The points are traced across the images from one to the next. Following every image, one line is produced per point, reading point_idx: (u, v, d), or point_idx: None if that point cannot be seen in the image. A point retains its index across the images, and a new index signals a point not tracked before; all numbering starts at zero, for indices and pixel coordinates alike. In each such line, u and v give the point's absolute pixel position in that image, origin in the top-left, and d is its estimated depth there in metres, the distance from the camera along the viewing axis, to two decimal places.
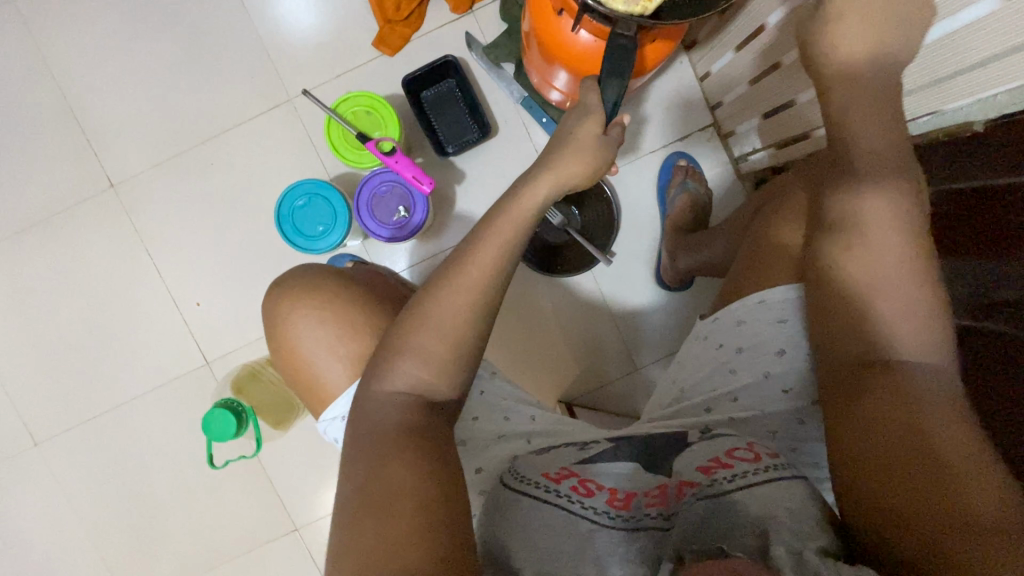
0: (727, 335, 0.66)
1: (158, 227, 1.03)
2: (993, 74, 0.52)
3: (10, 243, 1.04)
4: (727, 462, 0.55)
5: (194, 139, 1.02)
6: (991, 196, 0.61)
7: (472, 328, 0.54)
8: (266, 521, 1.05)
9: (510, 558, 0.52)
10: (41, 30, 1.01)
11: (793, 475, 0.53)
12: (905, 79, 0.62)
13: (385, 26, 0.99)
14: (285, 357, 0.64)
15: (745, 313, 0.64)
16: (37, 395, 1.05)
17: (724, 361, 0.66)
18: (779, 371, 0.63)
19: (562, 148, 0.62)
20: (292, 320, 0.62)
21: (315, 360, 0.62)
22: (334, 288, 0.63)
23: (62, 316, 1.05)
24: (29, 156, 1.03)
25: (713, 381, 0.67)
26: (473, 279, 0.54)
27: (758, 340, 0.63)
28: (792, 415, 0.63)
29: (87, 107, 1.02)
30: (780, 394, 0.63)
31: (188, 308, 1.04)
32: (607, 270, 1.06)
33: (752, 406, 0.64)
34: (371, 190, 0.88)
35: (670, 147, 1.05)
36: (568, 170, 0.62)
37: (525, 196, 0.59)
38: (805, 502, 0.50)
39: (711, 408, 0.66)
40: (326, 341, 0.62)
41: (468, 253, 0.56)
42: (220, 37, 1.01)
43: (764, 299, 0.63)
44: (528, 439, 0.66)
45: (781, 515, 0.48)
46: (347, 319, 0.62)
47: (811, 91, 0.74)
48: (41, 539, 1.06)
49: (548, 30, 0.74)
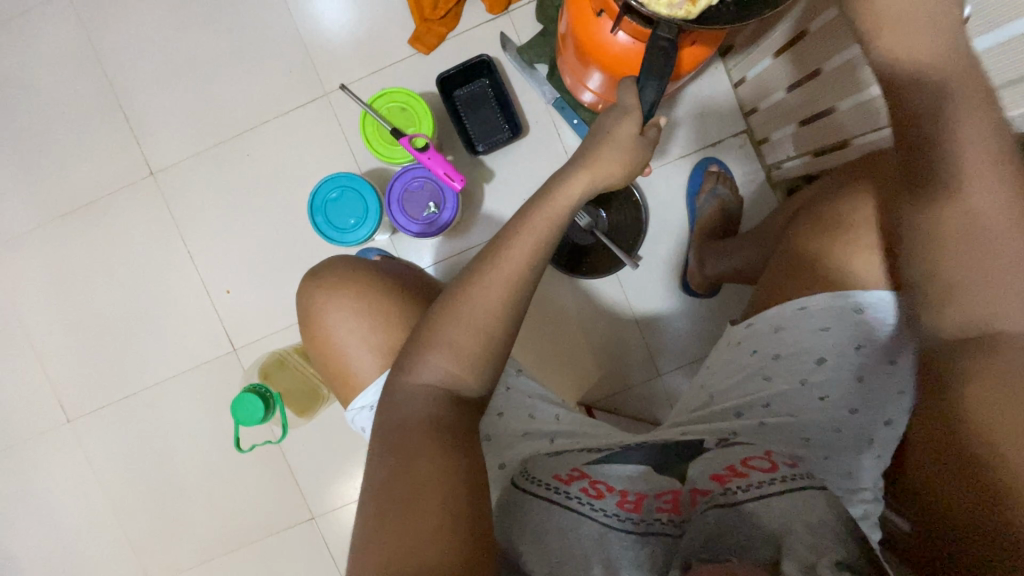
0: (762, 342, 0.65)
1: (194, 215, 1.06)
2: None
3: (55, 227, 1.07)
4: (742, 471, 0.55)
5: (232, 130, 1.05)
6: None
7: (502, 323, 0.54)
8: (286, 507, 1.07)
9: (521, 560, 0.53)
10: (93, 22, 1.05)
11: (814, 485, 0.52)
12: None
13: (422, 25, 1.00)
14: (317, 346, 0.65)
15: (784, 319, 0.64)
16: (72, 374, 1.09)
17: (758, 367, 0.65)
18: (817, 379, 0.62)
19: (598, 145, 0.62)
20: (328, 306, 0.63)
21: (347, 350, 0.63)
22: (372, 278, 0.65)
23: (99, 297, 1.08)
24: (75, 143, 1.07)
25: (746, 388, 0.66)
26: (505, 272, 0.55)
27: (798, 347, 0.63)
28: (829, 424, 0.61)
29: (132, 96, 1.06)
30: (818, 401, 0.62)
31: (219, 296, 1.06)
32: (633, 274, 1.06)
33: (786, 412, 0.63)
34: (403, 185, 0.89)
35: (701, 152, 1.04)
36: (603, 169, 0.62)
37: (560, 194, 0.59)
38: (828, 510, 0.49)
39: (742, 413, 0.65)
40: (359, 332, 0.62)
41: (500, 248, 0.56)
42: (262, 32, 1.04)
43: (806, 306, 0.62)
44: (551, 437, 0.65)
45: (799, 528, 0.47)
46: (381, 309, 0.63)
47: (853, 98, 0.73)
48: (68, 514, 1.10)
49: (586, 31, 0.74)
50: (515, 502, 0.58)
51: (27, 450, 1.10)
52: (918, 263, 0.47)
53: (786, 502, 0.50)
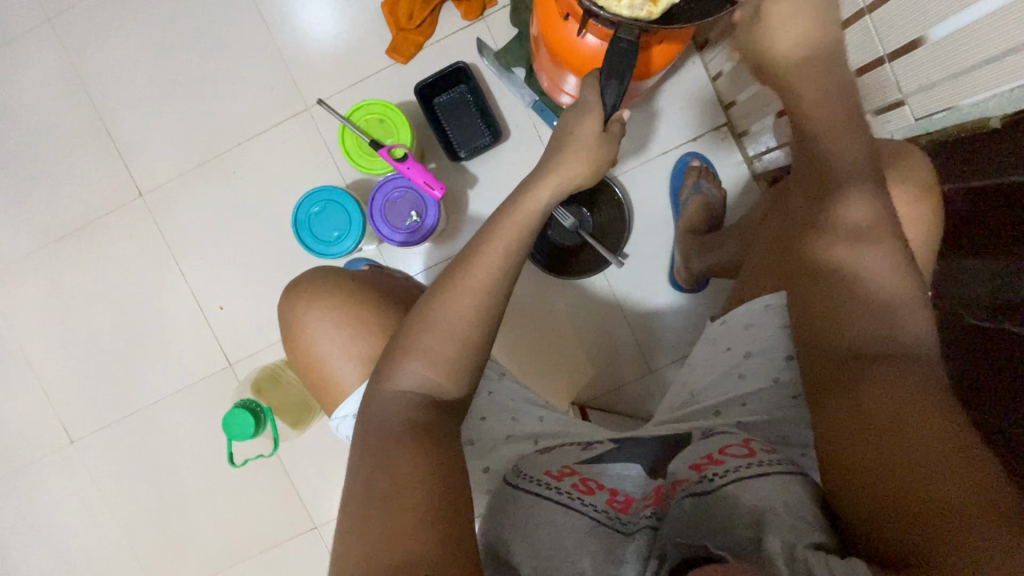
0: (737, 339, 0.65)
1: (184, 233, 1.07)
2: (1002, 69, 0.51)
3: (49, 251, 1.09)
4: (718, 458, 0.56)
5: (217, 147, 1.06)
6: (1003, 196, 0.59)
7: (478, 329, 0.55)
8: (288, 518, 1.08)
9: (510, 554, 0.52)
10: (76, 48, 1.07)
11: (787, 470, 0.53)
12: (916, 78, 0.59)
13: (398, 34, 1.01)
14: (300, 359, 0.65)
15: (752, 317, 0.64)
16: (72, 395, 1.11)
17: (733, 365, 0.65)
18: (788, 377, 0.63)
19: (564, 150, 0.64)
20: (306, 320, 0.64)
21: (330, 362, 0.64)
22: (348, 290, 0.65)
23: (96, 318, 1.10)
24: (65, 168, 1.08)
25: (723, 386, 0.66)
26: (479, 281, 0.56)
27: (767, 345, 0.63)
28: (801, 421, 0.62)
29: (119, 120, 1.07)
30: (790, 400, 0.63)
31: (212, 312, 1.07)
32: (620, 271, 1.06)
33: (762, 411, 0.63)
34: (385, 196, 0.89)
35: (682, 147, 1.04)
36: (570, 172, 0.63)
37: (528, 200, 0.60)
38: (802, 493, 0.50)
39: (720, 412, 0.65)
40: (341, 344, 0.63)
41: (472, 254, 0.57)
42: (242, 49, 1.05)
43: (769, 303, 0.62)
44: (535, 439, 0.65)
45: (778, 507, 0.48)
46: (359, 320, 0.64)
47: None
48: (76, 532, 1.11)
49: (556, 36, 0.74)
50: (506, 498, 0.58)
51: (31, 471, 1.12)
52: (864, 253, 0.55)
53: (764, 488, 0.51)
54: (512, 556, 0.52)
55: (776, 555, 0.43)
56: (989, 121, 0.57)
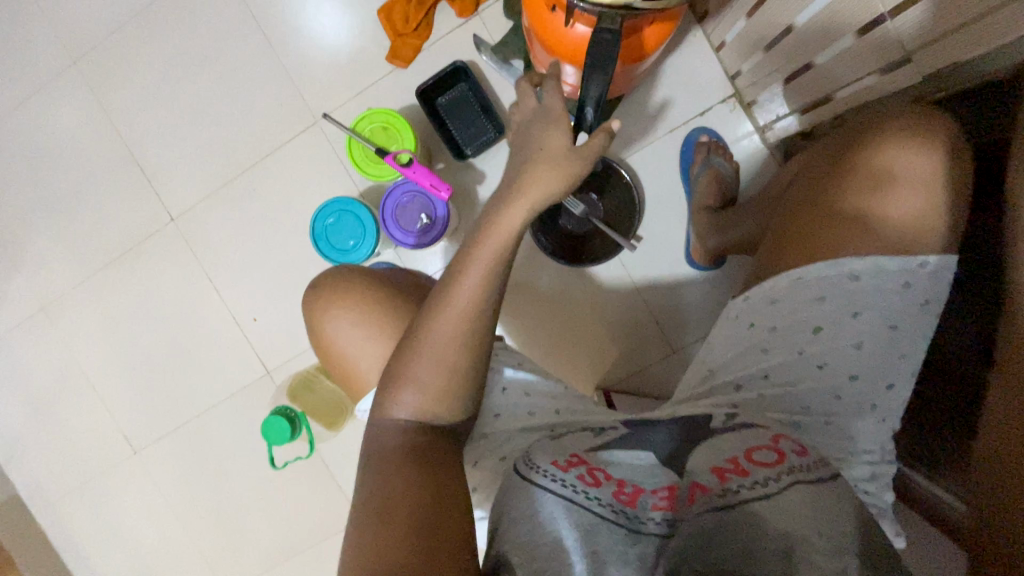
0: (760, 315, 0.65)
1: (215, 253, 1.13)
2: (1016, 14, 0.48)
3: (97, 279, 1.18)
4: (744, 468, 0.54)
5: (236, 168, 1.11)
6: None
7: (466, 359, 0.59)
8: (335, 513, 1.15)
9: (505, 551, 0.51)
10: (101, 86, 1.13)
11: (815, 480, 0.53)
12: (918, 37, 0.58)
13: (396, 40, 1.03)
14: (323, 351, 0.69)
15: (779, 292, 0.64)
16: (131, 410, 1.20)
17: (756, 341, 0.65)
18: (814, 349, 0.62)
19: (536, 165, 0.64)
20: (327, 316, 0.68)
21: (353, 362, 0.67)
22: (366, 290, 0.68)
23: (144, 338, 1.18)
24: (103, 201, 1.16)
25: (746, 360, 0.66)
26: (459, 309, 0.58)
27: (794, 318, 0.63)
28: (828, 390, 0.62)
29: (146, 151, 1.14)
30: (816, 368, 0.63)
31: (247, 324, 1.14)
32: (635, 255, 1.06)
33: (784, 382, 0.64)
34: (394, 202, 0.91)
35: (690, 123, 1.02)
36: (540, 189, 0.62)
37: (504, 223, 0.61)
38: (830, 509, 0.50)
39: (742, 386, 0.65)
40: (360, 343, 0.67)
41: (451, 280, 0.59)
42: (250, 71, 1.09)
43: (802, 276, 0.62)
44: (551, 427, 0.68)
45: (803, 533, 0.48)
46: (376, 319, 0.67)
47: (829, 51, 0.70)
48: (147, 535, 1.21)
49: (544, 26, 0.75)
50: (512, 487, 0.57)
51: (102, 481, 1.22)
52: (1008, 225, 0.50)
53: (800, 505, 0.50)
54: (509, 555, 0.50)
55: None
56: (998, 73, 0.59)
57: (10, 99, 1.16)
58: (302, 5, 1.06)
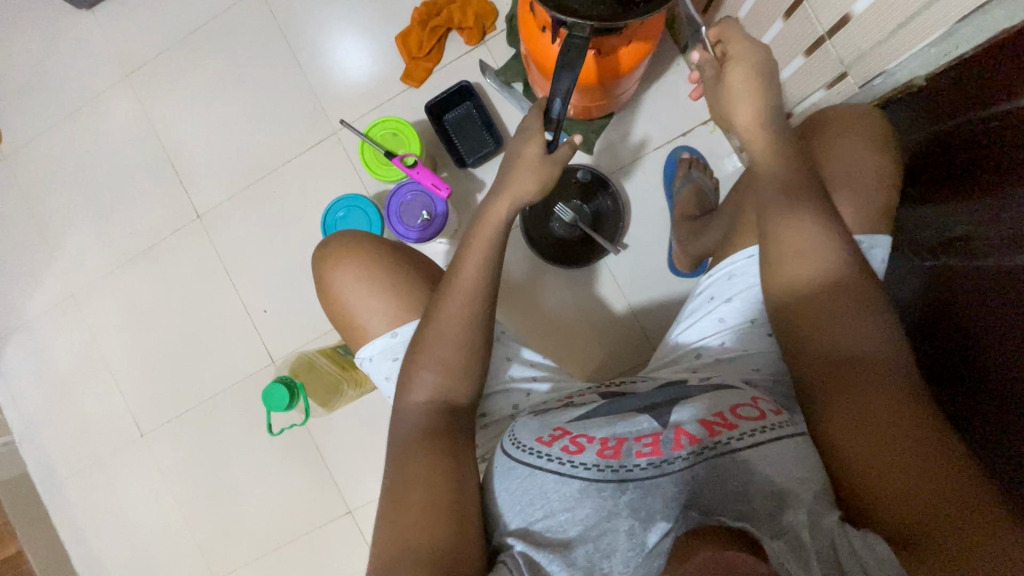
0: (718, 288, 0.74)
1: (233, 248, 1.23)
2: (925, 22, 0.58)
3: (125, 269, 1.28)
4: (733, 421, 0.59)
5: (260, 172, 1.22)
6: (946, 141, 0.66)
7: (456, 331, 0.67)
8: (326, 503, 1.18)
9: (527, 528, 0.57)
10: (148, 98, 1.27)
11: (795, 433, 0.58)
12: (850, 48, 0.68)
13: (411, 63, 1.15)
14: (345, 328, 0.78)
15: (737, 267, 0.72)
16: (142, 394, 1.27)
17: (714, 310, 0.74)
18: (763, 318, 0.71)
19: (513, 171, 0.74)
20: (354, 309, 0.76)
21: (356, 312, 0.76)
22: (387, 287, 0.76)
23: (162, 325, 1.26)
24: (138, 198, 1.27)
25: (704, 328, 0.76)
26: (457, 294, 0.68)
27: (748, 291, 0.71)
28: (774, 352, 0.71)
29: (181, 154, 1.26)
30: (767, 335, 0.71)
31: (258, 315, 1.22)
32: (621, 262, 1.13)
33: (737, 347, 0.72)
34: (399, 200, 1.00)
35: (673, 142, 1.12)
36: (520, 188, 0.73)
37: (492, 220, 0.72)
38: (806, 456, 0.56)
39: (701, 352, 0.75)
40: (364, 296, 0.76)
41: (449, 281, 0.70)
42: (280, 86, 1.22)
43: (753, 254, 0.70)
44: (528, 391, 0.78)
45: (792, 479, 0.54)
46: (392, 304, 0.75)
47: (794, 61, 0.78)
48: (145, 518, 1.25)
49: (537, 46, 0.85)
50: (505, 469, 0.62)
51: (107, 462, 1.27)
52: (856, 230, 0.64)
53: (783, 457, 0.55)
54: (533, 528, 0.57)
55: (799, 528, 0.49)
56: (916, 81, 0.69)
57: (65, 107, 1.30)
58: (330, 32, 1.20)
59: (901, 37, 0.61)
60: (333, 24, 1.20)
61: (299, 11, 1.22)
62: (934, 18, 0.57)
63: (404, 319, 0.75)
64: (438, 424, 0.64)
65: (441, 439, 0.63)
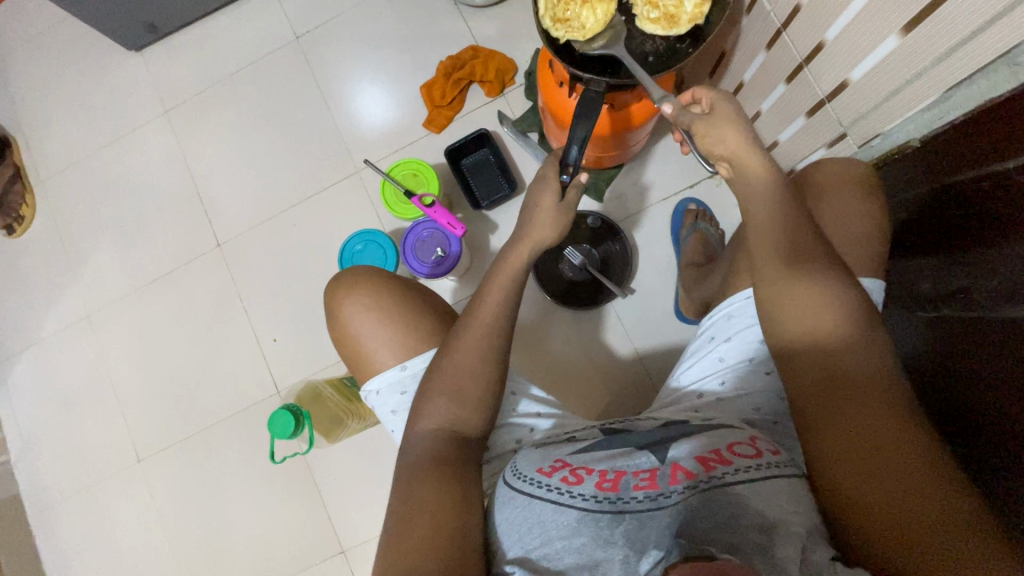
0: (718, 328, 0.76)
1: (249, 277, 1.26)
2: (925, 84, 0.63)
3: (142, 292, 1.31)
4: (727, 458, 0.58)
5: (282, 205, 1.27)
6: (942, 199, 0.70)
7: (466, 362, 0.68)
8: (319, 541, 1.15)
9: (524, 559, 0.55)
10: (183, 133, 1.35)
11: (788, 475, 0.57)
12: (859, 103, 0.72)
13: (433, 110, 1.22)
14: (355, 358, 0.80)
15: (735, 308, 0.74)
16: (144, 417, 1.26)
17: (713, 349, 0.76)
18: (762, 356, 0.72)
19: (532, 216, 0.77)
20: (368, 343, 0.78)
21: (364, 340, 0.78)
22: (400, 322, 0.77)
23: (172, 349, 1.28)
24: (162, 225, 1.32)
25: (704, 367, 0.77)
26: (475, 327, 0.70)
27: (746, 331, 0.73)
28: (774, 393, 0.71)
29: (208, 186, 1.32)
30: (764, 374, 0.72)
31: (267, 343, 1.23)
32: (628, 306, 1.15)
33: (738, 386, 0.73)
34: (415, 236, 1.04)
35: (680, 194, 1.16)
36: (541, 236, 0.76)
37: (511, 257, 0.75)
38: (795, 494, 0.55)
39: (703, 393, 0.75)
40: (373, 325, 0.77)
41: (468, 316, 0.71)
42: (309, 127, 1.29)
43: (750, 296, 0.73)
44: (532, 426, 0.78)
45: (788, 519, 0.52)
46: (403, 336, 0.77)
47: (801, 119, 0.84)
48: (133, 548, 1.22)
49: (554, 99, 0.91)
50: (506, 499, 0.62)
51: (101, 488, 1.25)
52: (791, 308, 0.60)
53: (775, 493, 0.55)
54: (531, 559, 0.55)
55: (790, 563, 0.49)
56: (911, 142, 0.72)
57: (103, 139, 1.38)
58: (360, 80, 1.29)
59: (904, 95, 0.66)
60: (363, 73, 1.29)
61: (331, 60, 1.30)
62: (931, 81, 0.62)
63: (413, 352, 0.77)
64: (443, 454, 0.65)
65: (446, 470, 0.63)
